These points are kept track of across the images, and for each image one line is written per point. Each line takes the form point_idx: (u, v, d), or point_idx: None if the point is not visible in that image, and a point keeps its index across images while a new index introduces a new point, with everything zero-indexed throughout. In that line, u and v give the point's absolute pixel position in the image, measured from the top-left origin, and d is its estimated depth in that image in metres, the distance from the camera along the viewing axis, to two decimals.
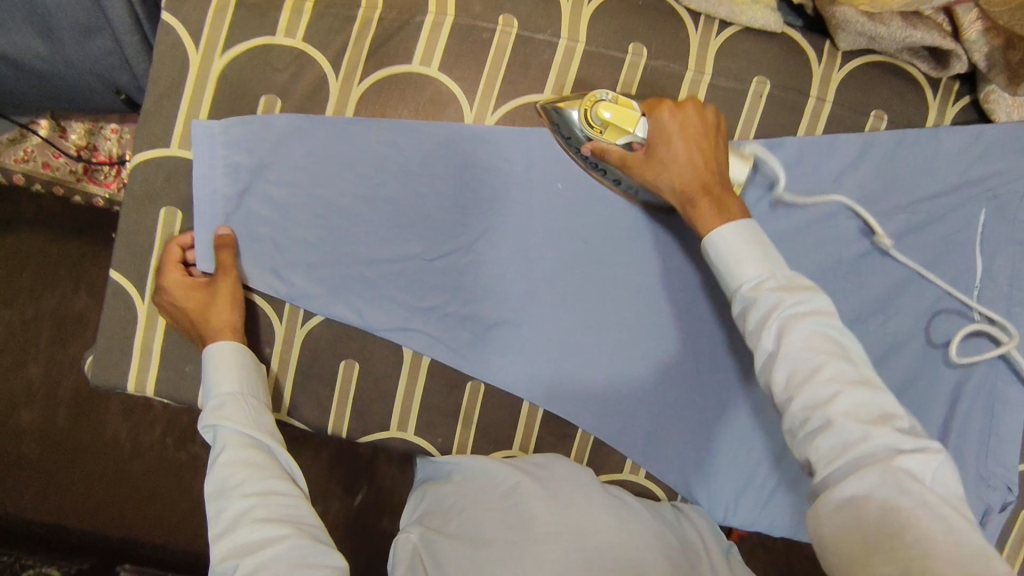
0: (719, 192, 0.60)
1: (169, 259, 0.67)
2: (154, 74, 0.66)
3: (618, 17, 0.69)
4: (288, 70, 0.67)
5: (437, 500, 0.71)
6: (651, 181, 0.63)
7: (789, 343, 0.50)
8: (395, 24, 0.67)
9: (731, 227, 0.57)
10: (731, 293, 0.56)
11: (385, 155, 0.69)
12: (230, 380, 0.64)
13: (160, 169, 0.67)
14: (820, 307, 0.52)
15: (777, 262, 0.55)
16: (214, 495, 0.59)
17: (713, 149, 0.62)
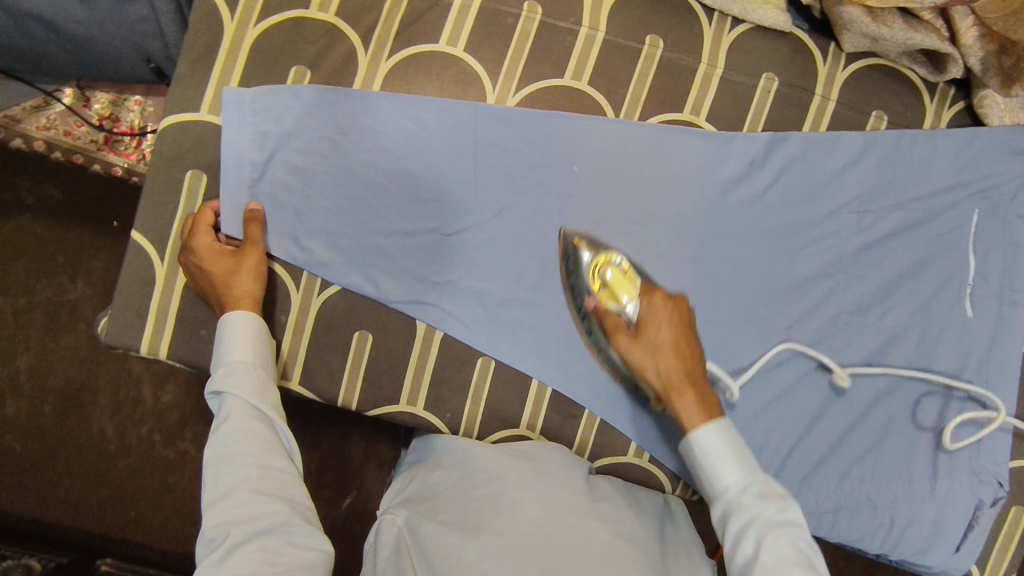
0: (702, 387, 0.63)
1: (201, 221, 0.68)
2: (190, 40, 0.68)
3: (637, 10, 0.72)
4: (319, 43, 0.69)
5: (425, 484, 0.72)
6: (635, 360, 0.65)
7: (763, 555, 0.53)
8: (425, 6, 0.70)
9: (716, 427, 0.60)
10: (712, 496, 0.60)
11: (408, 130, 0.71)
12: (244, 349, 0.65)
13: (188, 133, 0.69)
14: (795, 521, 0.55)
15: (757, 471, 0.59)
16: (213, 459, 0.60)
17: (692, 346, 0.65)
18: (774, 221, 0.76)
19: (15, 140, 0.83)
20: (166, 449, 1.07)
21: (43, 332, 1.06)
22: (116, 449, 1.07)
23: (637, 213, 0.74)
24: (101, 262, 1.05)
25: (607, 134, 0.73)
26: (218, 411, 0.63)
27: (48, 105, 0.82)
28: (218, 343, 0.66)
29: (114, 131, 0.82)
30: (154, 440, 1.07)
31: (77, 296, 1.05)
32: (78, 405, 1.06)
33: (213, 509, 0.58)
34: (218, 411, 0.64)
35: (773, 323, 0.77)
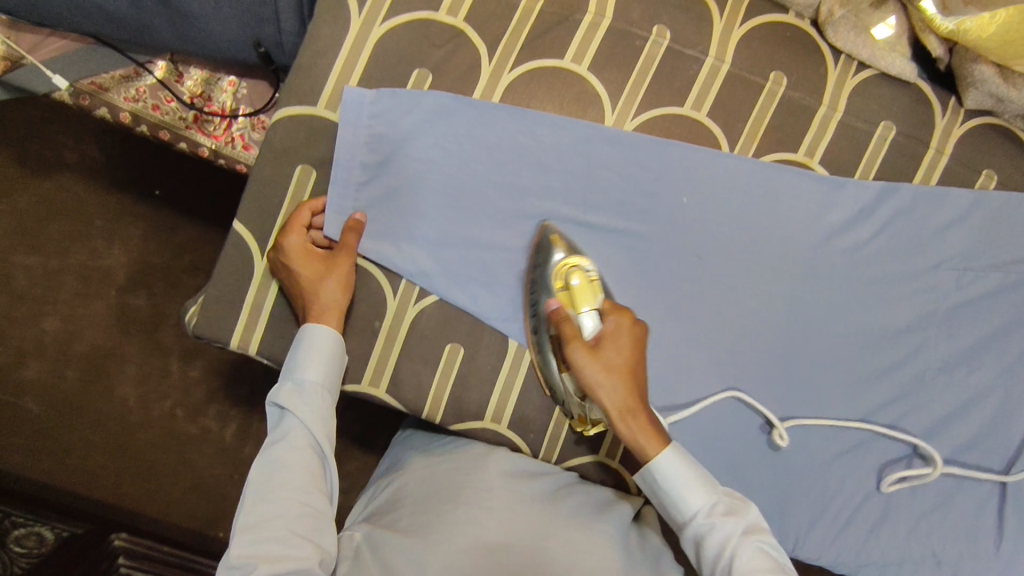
0: (650, 414, 0.65)
1: (296, 220, 0.66)
2: (314, 32, 0.66)
3: (766, 45, 0.71)
4: (445, 47, 0.67)
5: (397, 496, 0.70)
6: (586, 372, 0.63)
7: (740, 562, 0.58)
8: (554, 19, 0.69)
9: (677, 452, 0.63)
10: (681, 523, 0.62)
11: (524, 145, 0.69)
12: (317, 370, 0.64)
13: (302, 126, 0.67)
14: (757, 526, 0.61)
15: (711, 482, 0.63)
16: (259, 480, 0.60)
17: (640, 370, 0.66)
18: (874, 270, 0.75)
19: (100, 109, 0.78)
20: (188, 424, 1.16)
21: (74, 295, 1.15)
22: (140, 420, 1.15)
23: (741, 250, 0.73)
24: (138, 231, 1.17)
25: (721, 167, 0.71)
26: (276, 425, 0.63)
27: (139, 77, 0.78)
28: (291, 354, 0.64)
29: (205, 110, 0.79)
30: (176, 414, 1.16)
31: (113, 262, 1.16)
32: (102, 372, 1.14)
33: (242, 536, 0.57)
34: (275, 428, 0.63)
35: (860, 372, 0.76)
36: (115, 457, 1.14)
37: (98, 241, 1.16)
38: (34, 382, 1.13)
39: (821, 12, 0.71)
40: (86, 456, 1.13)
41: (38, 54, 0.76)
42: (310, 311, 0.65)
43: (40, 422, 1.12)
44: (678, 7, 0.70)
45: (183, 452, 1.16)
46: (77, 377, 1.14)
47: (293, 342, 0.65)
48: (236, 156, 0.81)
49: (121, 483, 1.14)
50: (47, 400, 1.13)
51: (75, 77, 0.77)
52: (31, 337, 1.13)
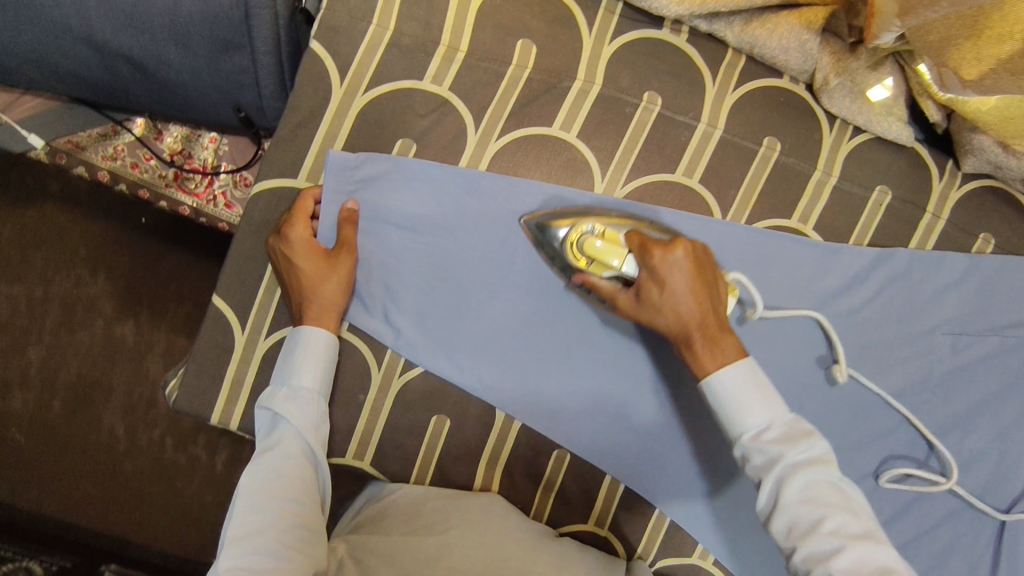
0: (713, 332, 0.59)
1: (299, 212, 0.63)
2: (295, 103, 0.64)
3: (760, 110, 0.69)
4: (429, 116, 0.65)
5: (377, 519, 0.67)
6: (649, 320, 0.61)
7: (787, 494, 0.53)
8: (542, 86, 0.67)
9: (733, 372, 0.57)
10: (732, 440, 0.58)
11: (511, 214, 0.67)
12: (312, 376, 0.63)
13: (281, 198, 0.65)
14: (821, 456, 0.54)
15: (778, 405, 0.57)
16: (250, 489, 0.58)
17: (703, 287, 0.61)
18: (871, 336, 0.73)
19: (77, 168, 0.77)
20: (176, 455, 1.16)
21: (58, 326, 1.15)
22: (127, 449, 1.14)
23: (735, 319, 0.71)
24: (124, 257, 1.17)
25: (713, 234, 0.69)
26: (269, 432, 0.62)
27: (116, 134, 0.77)
28: (287, 356, 0.63)
29: (185, 167, 0.77)
30: (165, 444, 1.15)
31: (97, 292, 1.15)
32: (88, 403, 1.14)
33: (230, 548, 0.55)
34: (268, 431, 0.62)
35: (857, 441, 0.74)
36: (101, 488, 1.13)
37: (81, 270, 1.15)
38: (20, 414, 1.13)
39: (816, 78, 0.69)
40: (71, 487, 1.12)
41: (12, 112, 0.74)
42: (310, 310, 0.63)
43: (23, 454, 1.12)
44: (670, 72, 0.68)
45: (173, 481, 1.15)
46: (62, 408, 1.13)
47: (287, 340, 0.64)
48: (217, 214, 0.79)
49: (110, 513, 1.12)
50: (33, 431, 1.12)
51: (52, 136, 0.76)
52: (17, 367, 1.13)
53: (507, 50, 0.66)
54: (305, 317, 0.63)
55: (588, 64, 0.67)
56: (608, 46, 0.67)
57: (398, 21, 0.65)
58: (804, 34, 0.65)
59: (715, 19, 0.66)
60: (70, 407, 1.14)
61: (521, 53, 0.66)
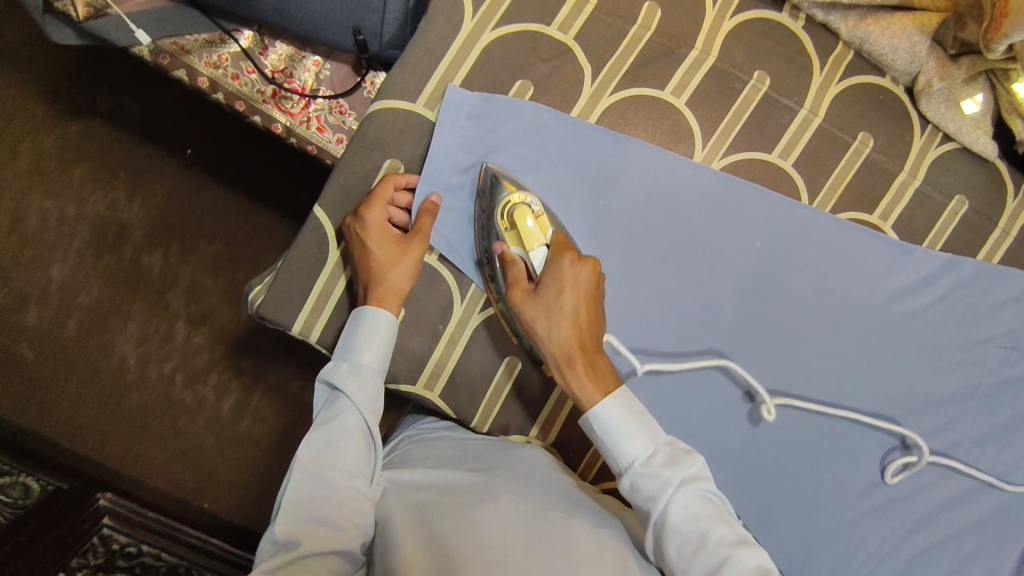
0: (593, 357, 0.61)
1: (381, 194, 0.64)
2: (425, 29, 0.66)
3: (860, 104, 0.72)
4: (550, 62, 0.67)
5: (427, 459, 0.66)
6: (529, 319, 0.62)
7: (674, 513, 0.54)
8: (661, 50, 0.69)
9: (613, 405, 0.59)
10: (618, 469, 0.58)
11: (614, 168, 0.68)
12: (374, 353, 0.62)
13: (397, 119, 0.66)
14: (699, 471, 0.56)
15: (657, 431, 0.58)
16: (309, 456, 0.56)
17: (587, 312, 0.62)
18: (929, 338, 0.75)
19: (178, 71, 0.76)
20: (186, 392, 1.17)
21: (84, 248, 1.17)
22: (136, 379, 1.16)
23: (805, 304, 0.73)
24: (163, 187, 1.19)
25: (799, 218, 0.71)
26: (328, 406, 0.60)
27: (222, 44, 0.77)
28: (351, 332, 0.62)
29: (285, 86, 0.77)
30: (175, 380, 1.17)
31: (130, 218, 1.19)
32: (105, 327, 1.16)
33: (286, 513, 0.53)
34: (328, 405, 0.60)
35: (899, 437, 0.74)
36: (102, 415, 1.15)
37: (117, 194, 1.19)
38: (33, 329, 1.15)
39: (919, 81, 0.71)
40: (75, 408, 1.14)
41: (122, 6, 0.75)
42: (373, 290, 0.63)
43: (30, 370, 1.14)
44: (782, 55, 0.70)
45: (176, 421, 1.17)
46: (76, 330, 1.16)
47: (351, 317, 0.63)
48: (309, 136, 0.78)
49: (109, 443, 1.15)
50: (45, 347, 1.15)
51: (159, 35, 0.75)
52: (37, 282, 1.16)
53: (634, 10, 0.68)
54: (368, 297, 0.63)
55: (706, 36, 0.69)
56: (729, 20, 0.70)
57: None
58: (917, 37, 0.68)
59: (833, 10, 0.70)
60: (84, 329, 1.16)
61: (645, 14, 0.69)
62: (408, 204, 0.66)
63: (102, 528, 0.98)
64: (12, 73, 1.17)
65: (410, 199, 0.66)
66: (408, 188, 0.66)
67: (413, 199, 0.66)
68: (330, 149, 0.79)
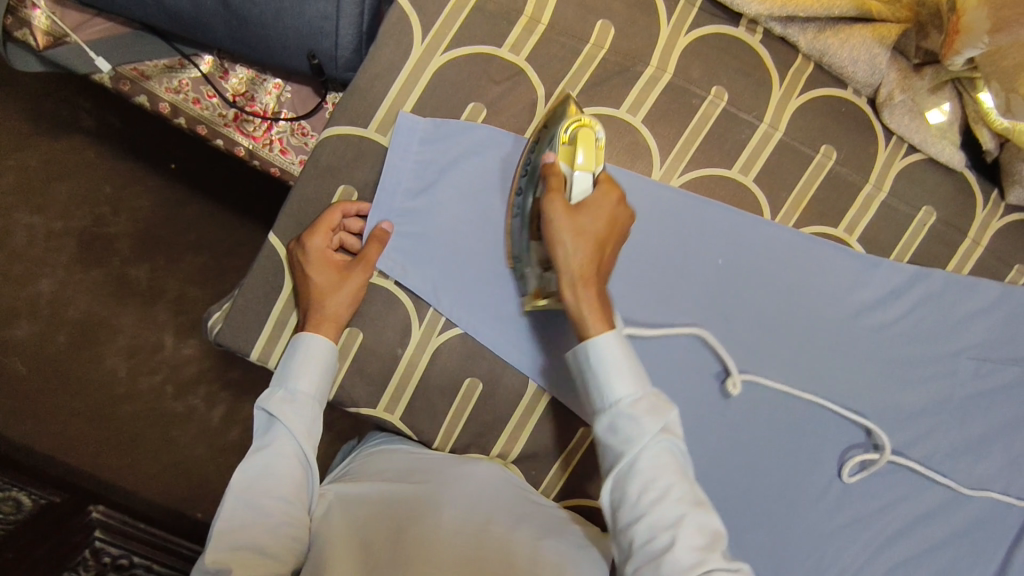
0: (598, 288, 0.58)
1: (325, 222, 0.64)
2: (375, 53, 0.65)
3: (822, 117, 0.71)
4: (503, 84, 0.67)
5: (381, 471, 0.67)
6: (556, 225, 0.57)
7: (642, 462, 0.52)
8: (615, 68, 0.68)
9: (615, 340, 0.56)
10: (600, 405, 0.55)
11: None
12: (310, 378, 0.61)
13: (350, 145, 0.66)
14: (674, 428, 0.54)
15: (648, 379, 0.56)
16: (241, 483, 0.56)
17: (612, 245, 0.59)
18: (899, 350, 0.74)
19: (139, 96, 0.77)
20: (176, 403, 1.19)
21: (71, 262, 1.18)
22: (126, 391, 1.18)
23: (770, 320, 0.72)
24: (147, 202, 1.20)
25: (762, 233, 0.71)
26: (262, 431, 0.59)
27: (183, 68, 0.77)
28: (290, 358, 0.62)
29: (246, 109, 0.77)
30: (165, 391, 1.19)
31: (116, 231, 1.20)
32: (93, 341, 1.17)
33: (217, 541, 0.52)
34: (261, 431, 0.60)
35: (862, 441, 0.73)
36: (94, 427, 1.16)
37: (103, 209, 1.19)
38: (23, 344, 1.16)
39: (880, 92, 0.70)
40: (67, 421, 1.16)
41: (81, 33, 0.75)
42: (310, 317, 0.63)
43: (22, 383, 1.15)
44: (740, 69, 0.70)
45: (167, 431, 1.18)
46: (66, 343, 1.17)
47: (290, 342, 0.63)
48: (272, 159, 0.79)
49: (101, 454, 1.16)
50: (36, 362, 1.16)
51: (119, 62, 0.76)
52: (25, 297, 1.16)
53: (587, 28, 0.68)
54: (305, 324, 0.63)
55: (662, 53, 0.69)
56: (684, 36, 0.69)
57: None
58: (877, 48, 0.68)
59: (791, 23, 0.68)
60: (73, 342, 1.17)
61: (599, 33, 0.68)
62: (360, 229, 0.66)
63: (94, 540, 0.99)
64: None
65: (362, 225, 0.66)
66: (359, 215, 0.66)
67: (366, 224, 0.66)
68: (292, 170, 0.79)
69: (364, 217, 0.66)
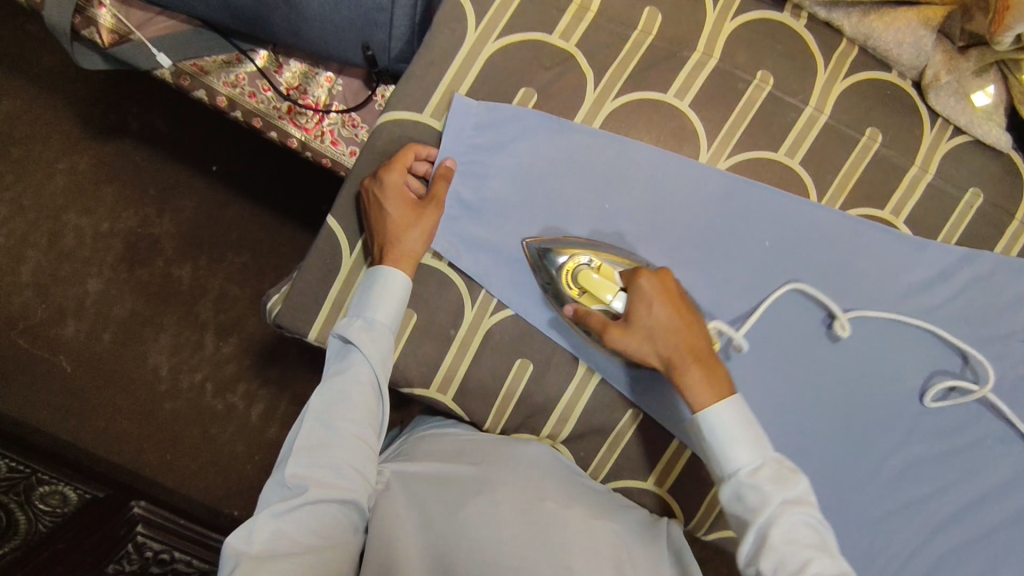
0: (704, 359, 0.63)
1: (402, 158, 0.66)
2: (430, 43, 0.68)
3: (867, 101, 0.72)
4: (554, 69, 0.69)
5: (431, 452, 0.69)
6: (631, 350, 0.63)
7: (775, 531, 0.54)
8: (662, 54, 0.70)
9: (723, 412, 0.60)
10: (721, 477, 0.60)
11: (621, 172, 0.69)
12: (386, 310, 0.64)
13: (406, 131, 0.68)
14: (804, 496, 0.56)
15: (766, 447, 0.59)
16: (323, 403, 0.61)
17: (686, 313, 0.64)
18: (949, 334, 0.73)
19: (198, 91, 0.80)
20: (215, 400, 1.21)
21: (117, 262, 1.22)
22: (168, 388, 1.20)
23: (816, 304, 0.72)
24: (191, 203, 1.23)
25: (808, 216, 0.71)
26: (342, 358, 0.64)
27: (239, 63, 0.80)
28: (366, 291, 0.65)
29: (299, 102, 0.80)
30: (205, 388, 1.21)
31: (161, 232, 1.23)
32: (137, 339, 1.20)
33: (297, 457, 0.59)
34: (340, 357, 0.64)
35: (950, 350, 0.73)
36: (138, 424, 1.19)
37: (148, 210, 1.23)
38: (72, 341, 1.19)
39: (926, 74, 0.71)
40: (112, 417, 1.19)
41: (144, 31, 0.78)
42: (389, 251, 0.65)
43: (70, 380, 1.18)
44: (785, 54, 0.71)
45: (206, 427, 1.20)
46: (112, 341, 1.20)
47: (366, 278, 0.65)
48: (322, 150, 0.81)
49: (144, 449, 1.19)
50: (82, 359, 1.19)
51: (179, 58, 0.79)
52: (74, 296, 1.20)
53: (635, 15, 0.69)
54: (382, 258, 0.65)
55: (708, 38, 0.70)
56: (730, 22, 0.70)
57: None
58: (921, 31, 0.68)
59: (835, 8, 0.70)
60: (118, 340, 1.20)
61: (646, 19, 0.70)
62: (426, 173, 0.68)
63: (136, 535, 1.01)
64: (45, 98, 1.22)
65: (430, 168, 0.68)
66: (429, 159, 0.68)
67: (433, 166, 0.68)
68: (343, 161, 0.81)
69: (431, 161, 0.69)
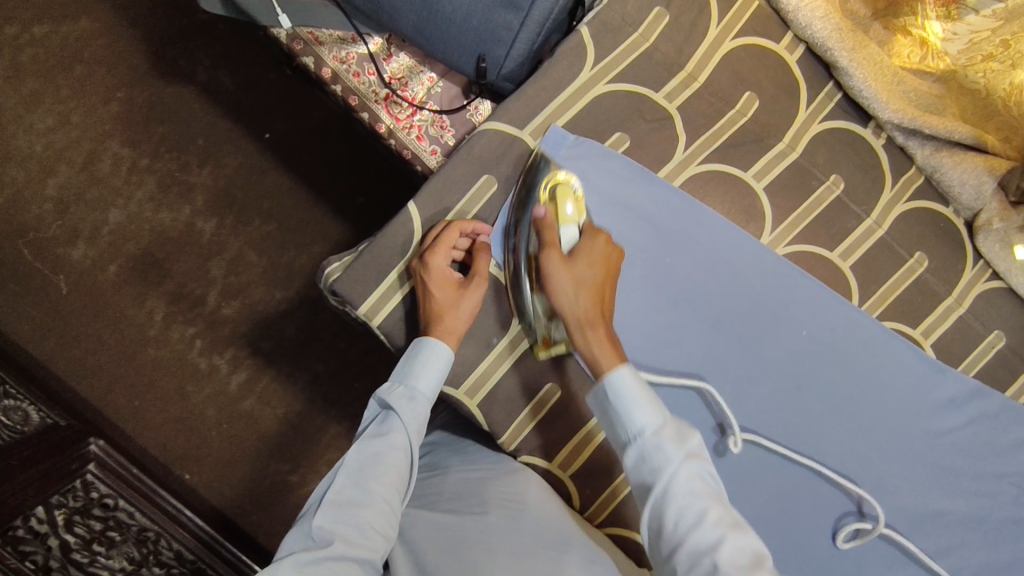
0: (601, 321, 0.67)
1: (444, 239, 0.68)
2: (548, 69, 0.72)
3: (922, 226, 0.78)
4: (653, 123, 0.74)
5: (440, 490, 0.74)
6: (556, 283, 0.66)
7: (676, 484, 0.56)
8: (751, 136, 0.75)
9: (631, 373, 0.63)
10: (626, 441, 0.61)
11: (690, 231, 0.73)
12: (426, 381, 0.67)
13: (503, 142, 0.72)
14: (696, 453, 0.59)
15: (667, 413, 0.61)
16: (357, 462, 0.64)
17: (606, 285, 0.68)
18: (953, 462, 0.76)
19: (308, 58, 0.83)
20: (200, 359, 1.18)
21: (143, 200, 1.20)
22: (159, 335, 1.18)
23: (838, 401, 0.75)
24: (235, 161, 1.22)
25: (848, 316, 0.75)
26: (383, 420, 0.67)
27: (353, 44, 0.84)
28: (409, 358, 0.67)
29: (398, 92, 0.83)
30: (195, 344, 1.18)
31: (196, 182, 1.21)
32: (143, 279, 1.18)
33: (326, 510, 0.61)
34: (381, 420, 0.68)
35: (951, 474, 0.76)
36: (119, 363, 1.17)
37: (190, 158, 1.21)
38: (76, 265, 1.17)
39: (980, 217, 0.78)
40: (97, 348, 1.16)
41: None
42: (435, 326, 0.67)
43: (64, 301, 1.16)
44: (858, 166, 0.77)
45: (183, 386, 1.17)
46: (116, 274, 1.18)
47: (409, 350, 0.68)
48: (407, 142, 0.84)
49: (120, 388, 1.16)
50: (85, 283, 1.17)
51: (298, 23, 0.82)
52: (92, 221, 1.19)
53: (735, 97, 0.76)
54: (429, 331, 0.67)
55: (795, 132, 0.76)
56: (817, 124, 0.77)
57: (658, 38, 0.75)
58: (985, 176, 0.76)
59: (912, 136, 0.77)
60: (123, 276, 1.18)
61: (745, 102, 0.76)
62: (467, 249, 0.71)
63: (87, 472, 0.97)
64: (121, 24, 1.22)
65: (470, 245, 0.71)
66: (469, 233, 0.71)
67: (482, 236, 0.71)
68: (423, 157, 0.84)
69: (472, 236, 0.71)
